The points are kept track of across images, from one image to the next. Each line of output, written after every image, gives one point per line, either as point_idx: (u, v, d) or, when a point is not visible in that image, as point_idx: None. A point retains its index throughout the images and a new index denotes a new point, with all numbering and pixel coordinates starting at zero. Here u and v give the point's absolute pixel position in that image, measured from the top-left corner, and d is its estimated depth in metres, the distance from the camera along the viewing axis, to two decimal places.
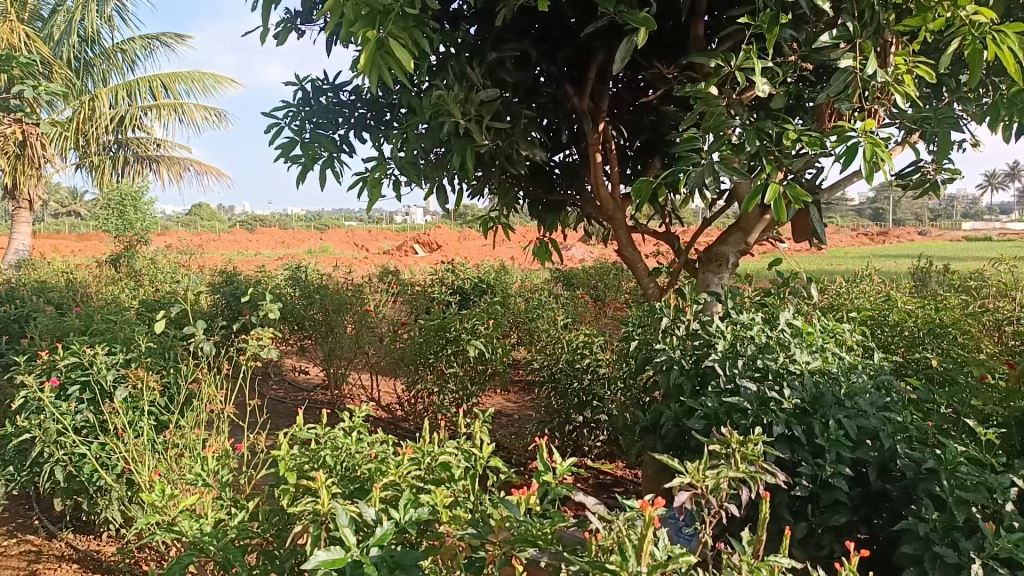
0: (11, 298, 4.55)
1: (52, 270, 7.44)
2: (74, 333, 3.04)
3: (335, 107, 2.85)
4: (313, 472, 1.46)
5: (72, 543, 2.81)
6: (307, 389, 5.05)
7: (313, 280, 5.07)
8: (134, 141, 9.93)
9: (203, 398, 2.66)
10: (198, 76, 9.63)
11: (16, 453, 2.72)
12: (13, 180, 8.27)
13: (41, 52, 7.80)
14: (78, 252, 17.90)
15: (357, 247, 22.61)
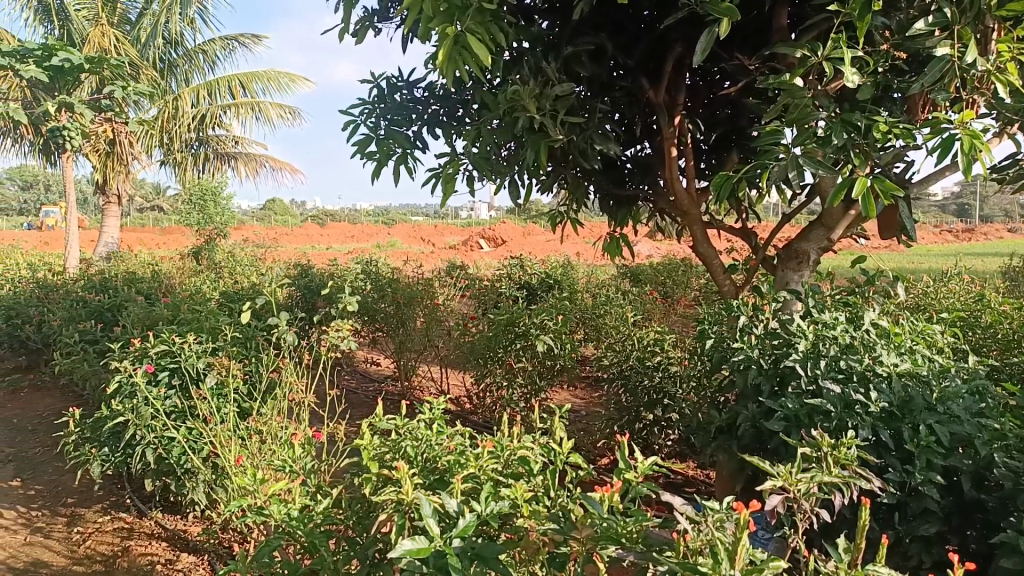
0: (104, 290, 4.83)
1: (139, 261, 7.84)
2: (162, 322, 3.19)
3: (409, 104, 2.89)
4: (394, 461, 1.49)
5: (162, 522, 2.96)
6: (378, 380, 5.16)
7: (385, 274, 5.16)
8: (214, 139, 10.31)
9: (283, 387, 2.74)
10: (273, 75, 9.93)
11: (111, 436, 2.88)
12: (104, 177, 8.75)
13: (130, 55, 8.25)
14: (164, 245, 18.77)
15: (424, 242, 22.96)
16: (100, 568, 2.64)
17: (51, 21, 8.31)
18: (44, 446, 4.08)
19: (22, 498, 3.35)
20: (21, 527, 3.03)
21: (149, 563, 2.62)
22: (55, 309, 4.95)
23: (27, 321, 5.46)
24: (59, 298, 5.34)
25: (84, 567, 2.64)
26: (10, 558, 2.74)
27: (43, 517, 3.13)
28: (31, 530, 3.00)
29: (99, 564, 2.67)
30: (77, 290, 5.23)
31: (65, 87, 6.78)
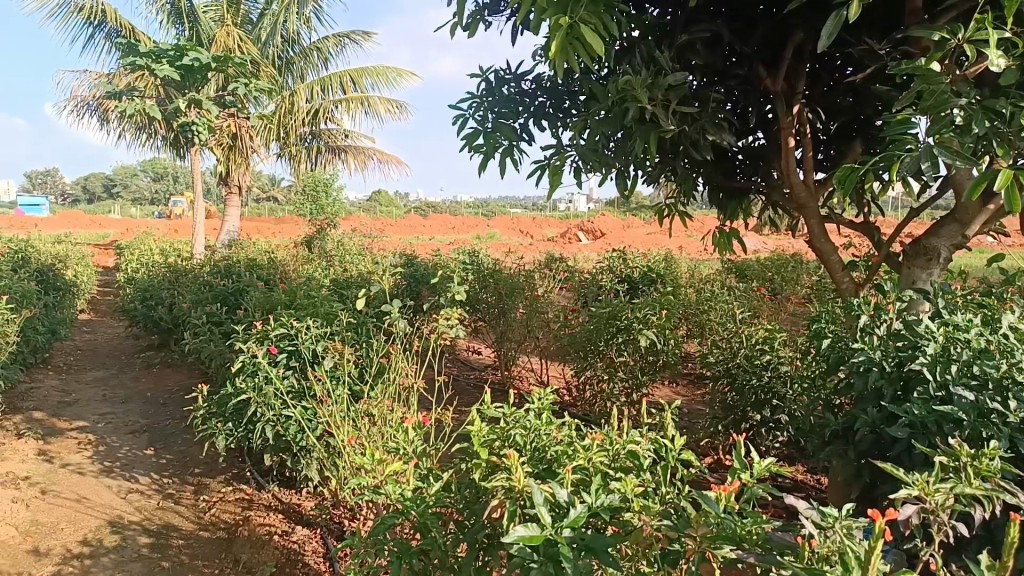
0: (228, 275, 5.15)
1: (258, 249, 8.32)
2: (281, 306, 3.36)
3: (517, 97, 2.90)
4: (503, 448, 1.52)
5: (278, 495, 3.14)
6: (479, 368, 5.25)
7: (487, 265, 5.22)
8: (326, 133, 10.75)
9: (391, 372, 2.84)
10: (382, 70, 10.24)
11: (235, 412, 3.09)
12: (227, 169, 9.32)
13: (252, 53, 8.74)
14: (279, 233, 19.84)
15: (522, 234, 23.08)
16: (224, 535, 2.83)
17: (183, 23, 8.91)
18: (174, 418, 4.41)
19: (155, 465, 3.63)
20: (155, 492, 3.29)
21: (267, 532, 2.78)
22: (184, 293, 5.32)
23: (160, 302, 5.90)
24: (188, 282, 5.73)
25: (209, 533, 2.85)
26: (146, 520, 2.99)
27: (174, 484, 3.38)
28: (163, 496, 3.25)
29: (223, 531, 2.87)
30: (203, 275, 5.60)
31: (195, 85, 7.27)
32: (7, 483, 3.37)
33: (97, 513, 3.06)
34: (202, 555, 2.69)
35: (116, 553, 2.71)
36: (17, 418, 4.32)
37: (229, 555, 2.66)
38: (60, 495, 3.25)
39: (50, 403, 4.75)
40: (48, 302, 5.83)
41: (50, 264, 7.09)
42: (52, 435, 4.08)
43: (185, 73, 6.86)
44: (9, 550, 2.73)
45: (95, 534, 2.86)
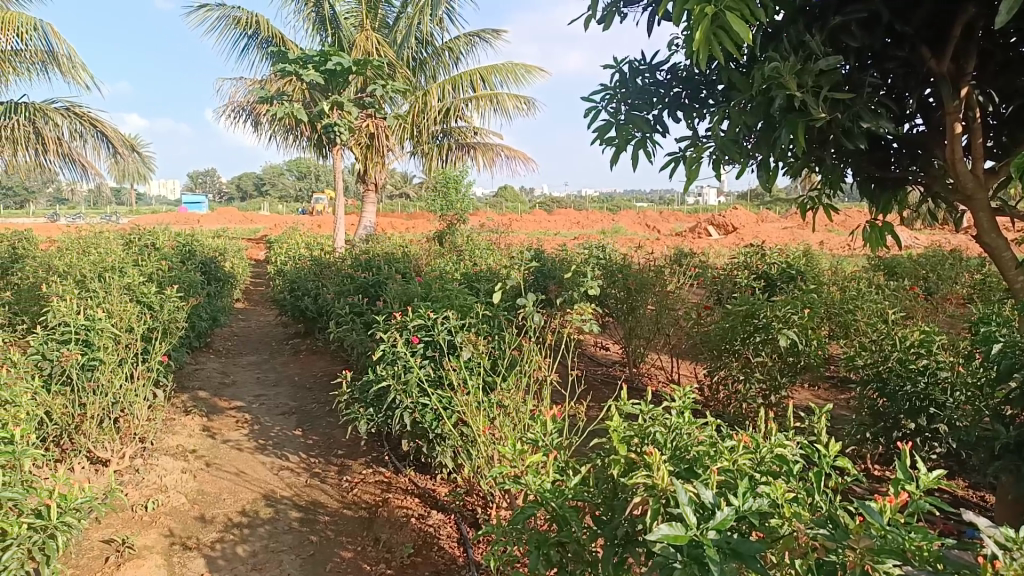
0: (368, 267, 5.41)
1: (393, 243, 8.68)
2: (417, 298, 3.50)
3: (651, 88, 2.84)
4: (642, 445, 1.50)
5: (414, 480, 3.26)
6: (606, 364, 5.22)
7: (616, 259, 5.17)
8: (457, 130, 11.03)
9: (523, 365, 2.88)
10: (511, 67, 10.37)
11: (375, 398, 3.25)
12: (365, 168, 9.80)
13: (389, 56, 9.12)
14: (410, 228, 20.60)
15: (649, 228, 22.67)
16: (366, 514, 2.99)
17: (326, 30, 9.45)
18: (319, 402, 4.70)
19: (303, 445, 3.89)
20: (304, 470, 3.52)
21: (404, 514, 2.91)
22: (328, 284, 5.65)
23: (307, 293, 6.31)
24: (331, 274, 6.08)
25: (352, 512, 3.02)
26: (296, 496, 3.21)
27: (319, 464, 3.61)
28: (311, 474, 3.47)
29: (364, 511, 3.03)
30: (345, 267, 5.91)
31: (337, 88, 7.69)
32: (178, 455, 3.73)
33: (254, 486, 3.32)
34: (346, 532, 2.85)
35: (270, 525, 2.92)
36: (185, 396, 4.77)
37: (370, 534, 2.81)
38: (221, 468, 3.56)
39: (212, 383, 5.21)
40: (211, 291, 6.39)
41: (213, 257, 7.77)
42: (214, 413, 4.48)
43: (328, 77, 7.28)
44: (180, 515, 3.01)
45: (252, 506, 3.10)
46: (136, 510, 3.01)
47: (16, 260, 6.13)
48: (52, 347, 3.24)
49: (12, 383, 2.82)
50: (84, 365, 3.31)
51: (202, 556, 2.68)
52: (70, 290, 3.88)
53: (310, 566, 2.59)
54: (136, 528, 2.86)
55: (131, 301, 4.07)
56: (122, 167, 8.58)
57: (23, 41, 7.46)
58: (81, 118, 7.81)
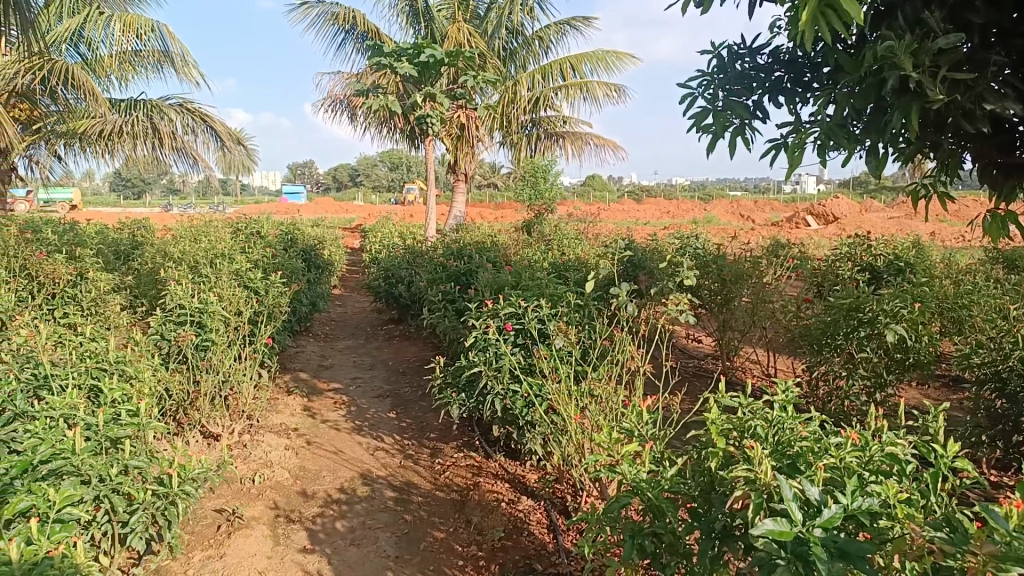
0: (460, 256, 5.50)
1: (482, 233, 8.79)
2: (508, 287, 3.53)
3: (751, 72, 2.74)
4: (742, 439, 1.47)
5: (504, 465, 3.31)
6: (698, 357, 5.11)
7: (710, 249, 5.05)
8: (546, 120, 11.00)
9: (614, 355, 2.87)
10: (601, 55, 10.25)
11: (467, 384, 3.32)
12: (455, 158, 9.95)
13: (480, 46, 9.20)
14: (499, 218, 20.78)
15: (743, 218, 21.95)
16: (457, 497, 3.06)
17: (420, 23, 9.63)
18: (412, 386, 4.83)
19: (397, 428, 4.01)
20: (398, 452, 3.64)
21: (495, 499, 2.95)
22: (421, 273, 5.78)
23: (400, 280, 6.47)
24: (423, 262, 6.22)
25: (445, 494, 3.10)
26: (390, 476, 3.32)
27: (412, 446, 3.72)
28: (404, 456, 3.58)
29: (456, 493, 3.11)
30: (437, 256, 6.02)
31: (429, 80, 7.83)
32: (281, 432, 3.93)
33: (352, 465, 3.46)
34: (439, 513, 2.93)
35: (367, 502, 3.04)
36: (287, 376, 5.01)
37: (461, 516, 2.88)
38: (321, 446, 3.72)
39: (311, 366, 5.45)
40: (311, 278, 6.66)
41: (313, 245, 8.11)
42: (314, 394, 4.68)
43: (422, 69, 7.44)
44: (284, 489, 3.18)
45: (350, 484, 3.23)
46: (245, 482, 3.20)
47: (136, 247, 6.58)
48: (170, 327, 3.47)
49: (136, 360, 3.04)
50: (197, 345, 3.50)
51: (304, 529, 2.82)
52: (185, 274, 4.13)
53: (405, 544, 2.68)
54: (245, 499, 3.04)
55: (240, 286, 4.30)
56: (229, 160, 9.05)
57: (143, 42, 7.99)
58: (192, 113, 8.31)
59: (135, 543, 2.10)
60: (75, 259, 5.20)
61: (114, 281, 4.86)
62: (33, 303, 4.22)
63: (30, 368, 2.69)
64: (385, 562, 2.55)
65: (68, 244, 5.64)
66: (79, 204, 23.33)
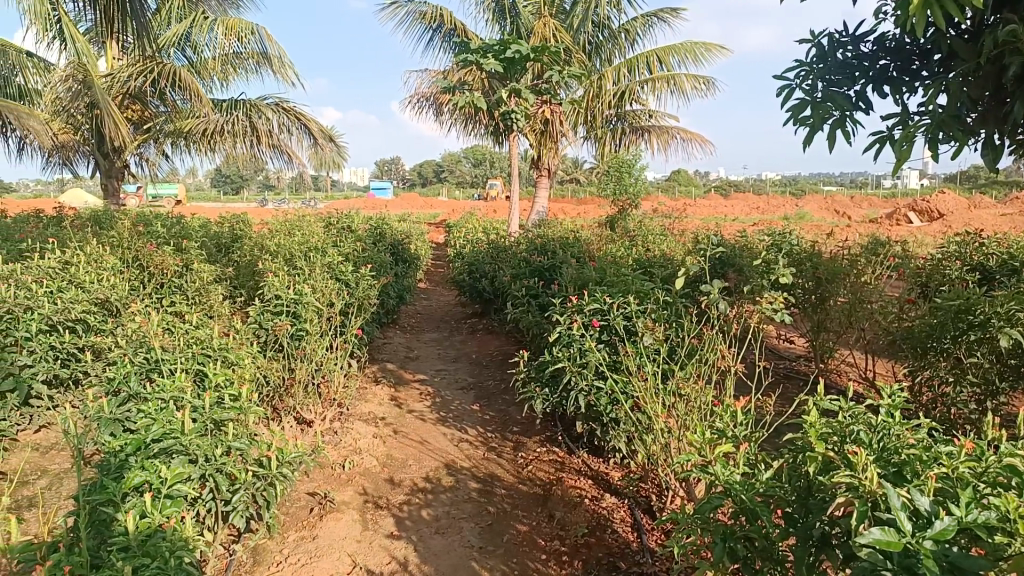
0: (543, 251, 5.50)
1: (566, 228, 8.76)
2: (593, 282, 3.51)
3: (853, 62, 2.61)
4: (842, 444, 1.41)
5: (588, 462, 3.30)
6: (790, 358, 4.93)
7: (804, 246, 4.85)
8: (632, 114, 10.85)
9: (702, 353, 2.81)
10: (690, 47, 10.02)
11: (551, 378, 3.32)
12: (539, 153, 9.95)
13: (565, 41, 9.16)
14: (581, 213, 20.68)
15: (838, 214, 21.03)
16: (540, 491, 3.08)
17: (506, 19, 9.68)
18: (495, 379, 4.88)
19: (480, 420, 4.06)
20: (482, 444, 3.69)
21: (578, 495, 2.95)
22: (505, 267, 5.82)
23: (484, 274, 6.53)
24: (507, 257, 6.26)
25: (528, 487, 3.12)
26: (474, 467, 3.36)
27: (496, 439, 3.75)
28: (488, 448, 3.63)
29: (539, 487, 3.12)
30: (521, 251, 6.05)
31: (515, 76, 7.86)
32: (370, 421, 4.04)
33: (437, 455, 3.53)
34: (522, 506, 2.95)
35: (451, 492, 3.09)
36: (375, 367, 5.16)
37: (544, 510, 2.89)
38: (408, 436, 3.81)
39: (398, 357, 5.59)
40: (399, 271, 6.83)
41: (400, 240, 8.30)
42: (401, 384, 4.80)
43: (507, 65, 7.47)
44: (373, 476, 3.27)
45: (435, 473, 3.30)
46: (336, 468, 3.32)
47: (236, 239, 6.92)
48: (267, 317, 3.64)
49: (237, 347, 3.19)
50: (293, 335, 3.65)
51: (392, 515, 2.90)
52: (282, 267, 4.31)
53: (489, 535, 2.71)
54: (335, 484, 3.15)
55: (332, 278, 4.46)
56: (321, 157, 9.36)
57: (243, 44, 8.33)
58: (288, 112, 8.64)
59: (236, 520, 2.25)
60: (182, 251, 5.52)
61: (216, 272, 5.13)
62: (144, 292, 4.51)
63: (143, 353, 2.88)
64: (469, 552, 2.59)
65: (175, 237, 5.99)
66: (183, 199, 24.76)
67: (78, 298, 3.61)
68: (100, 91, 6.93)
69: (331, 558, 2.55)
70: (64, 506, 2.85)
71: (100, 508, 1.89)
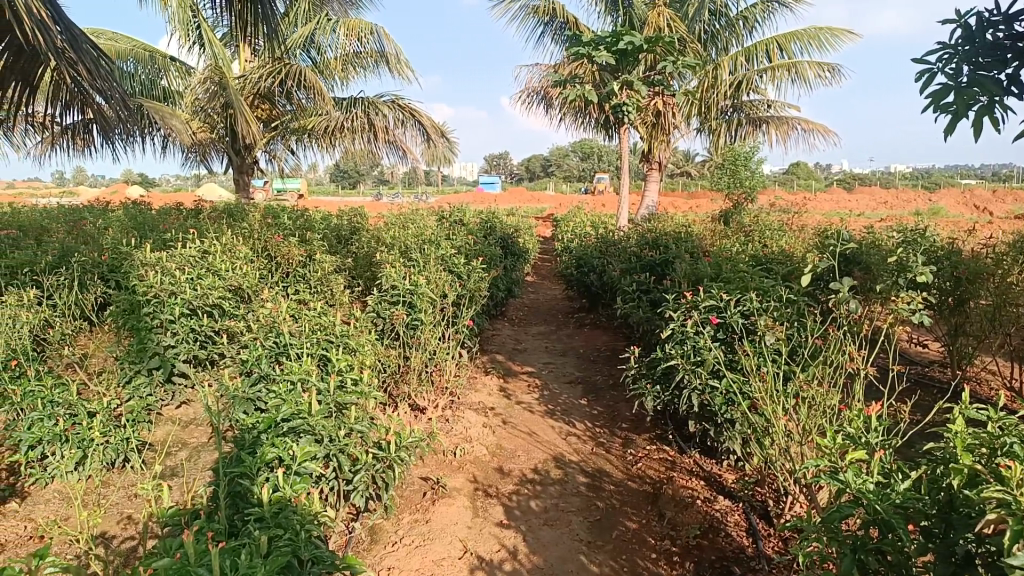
0: (655, 245, 5.40)
1: (677, 222, 8.55)
2: (708, 278, 3.42)
3: (1005, 43, 2.39)
4: (992, 457, 1.31)
5: (700, 462, 3.22)
6: (921, 362, 4.61)
7: (940, 242, 4.51)
8: (748, 104, 10.44)
9: (825, 354, 2.68)
10: (813, 33, 9.52)
11: (663, 376, 3.27)
12: (651, 146, 9.77)
13: (680, 31, 8.92)
14: (693, 207, 20.20)
15: (977, 209, 19.40)
16: (650, 489, 3.03)
17: (619, 10, 9.54)
18: (604, 374, 4.85)
19: (588, 415, 4.05)
20: (590, 438, 3.68)
21: (690, 495, 2.88)
22: (615, 261, 5.75)
23: (593, 269, 6.49)
24: (617, 250, 6.19)
25: (637, 485, 3.09)
26: (582, 461, 3.36)
27: (604, 435, 3.73)
28: (596, 443, 3.61)
29: (649, 486, 3.07)
30: (631, 245, 5.96)
31: (628, 68, 7.75)
32: (479, 410, 4.12)
33: (545, 447, 3.55)
34: (631, 503, 2.92)
35: (560, 485, 3.11)
36: (485, 357, 5.25)
37: (654, 509, 2.84)
38: (517, 426, 3.86)
39: (507, 349, 5.66)
40: (508, 264, 6.90)
41: (510, 233, 8.39)
42: (509, 375, 4.87)
43: (620, 56, 7.37)
44: (483, 465, 3.33)
45: (544, 465, 3.32)
46: (448, 455, 3.41)
47: (354, 232, 7.21)
48: (385, 306, 3.78)
49: (358, 334, 3.33)
50: (409, 324, 3.77)
51: (502, 505, 2.94)
52: (398, 258, 4.46)
53: (597, 530, 2.70)
54: (447, 470, 3.24)
55: (445, 270, 4.57)
56: (434, 153, 9.59)
57: (363, 44, 8.73)
58: (403, 109, 8.91)
59: (357, 499, 2.37)
60: (306, 242, 5.82)
61: (337, 262, 5.38)
62: (272, 280, 4.78)
63: (274, 337, 3.06)
64: (578, 545, 2.59)
65: (300, 229, 6.32)
66: (305, 192, 26.13)
67: (215, 285, 3.88)
68: (234, 92, 7.42)
69: (444, 542, 2.62)
70: (202, 477, 3.08)
71: (237, 481, 2.03)
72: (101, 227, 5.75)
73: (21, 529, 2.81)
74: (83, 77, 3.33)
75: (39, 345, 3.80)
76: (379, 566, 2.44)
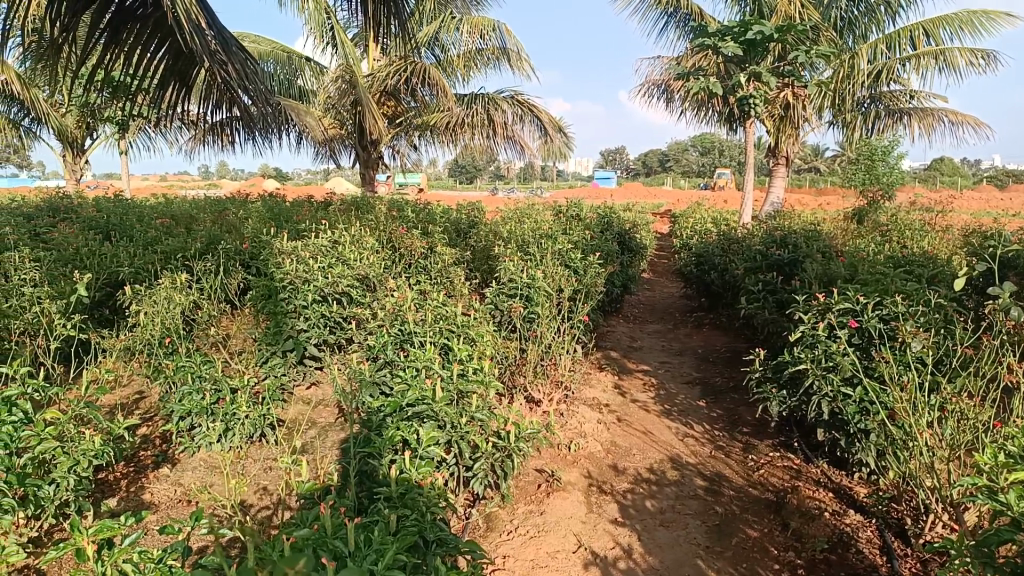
0: (782, 243, 5.17)
1: (805, 221, 8.14)
2: (842, 280, 3.24)
3: None
4: None
5: (827, 473, 3.06)
6: None
7: None
8: (888, 95, 9.75)
9: (976, 365, 2.48)
10: (966, 16, 8.75)
11: (789, 380, 3.13)
12: (778, 141, 9.35)
13: (814, 19, 8.46)
14: (824, 205, 19.12)
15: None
16: (773, 497, 2.91)
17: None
18: (723, 377, 4.69)
19: (706, 417, 3.94)
20: (708, 441, 3.57)
21: (817, 507, 2.75)
22: (737, 259, 5.55)
23: (714, 267, 6.29)
24: (739, 249, 5.97)
25: (759, 492, 2.97)
26: (700, 464, 3.28)
27: (724, 438, 3.61)
28: (715, 446, 3.51)
29: (772, 494, 2.95)
30: (755, 243, 5.73)
31: (756, 59, 7.43)
32: (594, 406, 4.10)
33: (661, 447, 3.49)
34: (752, 510, 2.81)
35: (676, 487, 3.04)
36: (600, 354, 5.22)
37: (778, 518, 2.73)
38: (632, 425, 3.81)
39: (622, 346, 5.60)
40: (625, 260, 6.82)
41: (627, 229, 8.27)
42: (624, 372, 4.81)
43: (748, 47, 7.08)
44: (597, 460, 3.32)
45: (659, 465, 3.26)
46: (562, 448, 3.41)
47: (473, 225, 7.35)
48: (503, 298, 3.84)
49: (478, 325, 3.40)
50: (526, 317, 3.81)
51: (616, 502, 2.92)
52: (516, 252, 4.51)
53: (716, 535, 2.63)
54: (562, 463, 3.25)
55: (562, 265, 4.58)
56: (551, 148, 9.61)
57: (485, 40, 8.86)
58: (522, 104, 8.97)
59: (476, 485, 2.43)
60: (428, 234, 6.00)
61: (457, 255, 5.51)
62: (396, 271, 4.96)
63: (399, 325, 3.18)
64: (696, 550, 2.53)
65: (422, 222, 6.52)
66: (426, 184, 26.95)
67: (345, 273, 4.07)
68: (364, 89, 7.73)
69: (559, 535, 2.63)
70: (329, 455, 3.25)
71: (366, 460, 2.12)
72: (243, 217, 6.18)
73: (173, 491, 3.08)
74: (234, 78, 3.58)
75: (189, 324, 4.13)
76: (495, 553, 2.49)
